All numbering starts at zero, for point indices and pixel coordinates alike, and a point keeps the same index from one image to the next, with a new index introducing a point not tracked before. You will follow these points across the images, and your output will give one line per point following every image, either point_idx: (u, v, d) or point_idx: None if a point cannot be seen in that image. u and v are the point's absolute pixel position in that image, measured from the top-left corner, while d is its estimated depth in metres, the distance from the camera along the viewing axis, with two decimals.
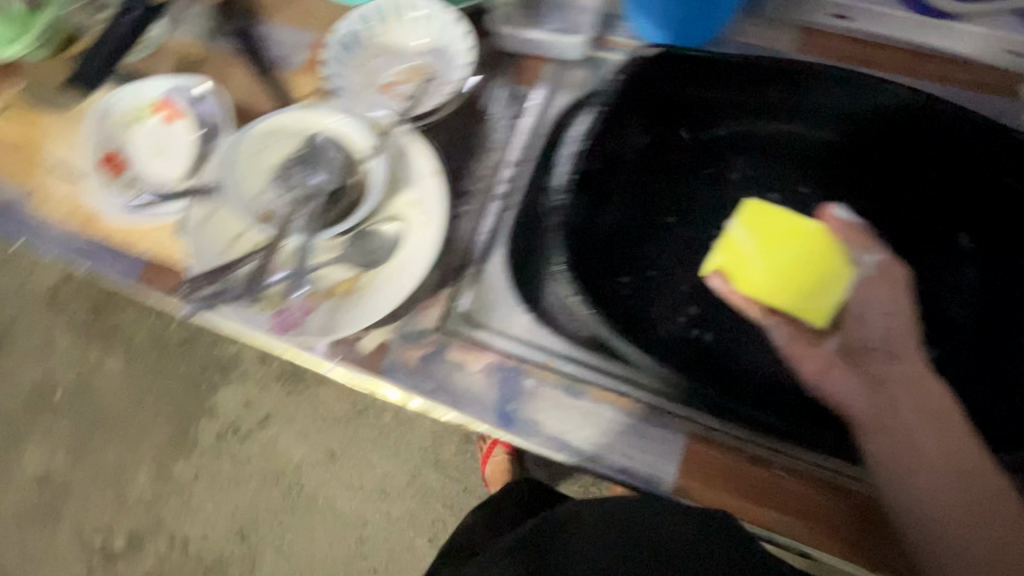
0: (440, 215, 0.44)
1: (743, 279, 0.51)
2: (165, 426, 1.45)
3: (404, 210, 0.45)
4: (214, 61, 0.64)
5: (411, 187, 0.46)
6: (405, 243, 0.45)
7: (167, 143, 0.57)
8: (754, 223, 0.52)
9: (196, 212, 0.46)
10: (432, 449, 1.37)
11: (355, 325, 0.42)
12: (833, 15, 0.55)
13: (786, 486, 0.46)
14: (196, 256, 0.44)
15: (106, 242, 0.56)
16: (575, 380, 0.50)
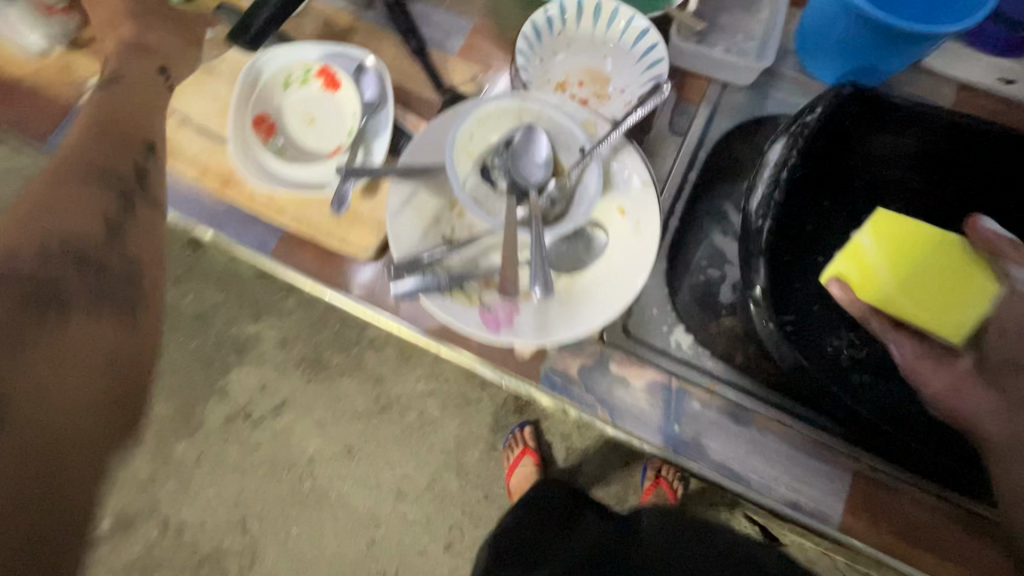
0: (652, 230, 0.43)
1: (872, 294, 0.44)
2: (154, 395, 1.20)
3: (610, 216, 0.44)
4: (362, 32, 0.60)
5: (619, 194, 0.44)
6: (611, 253, 0.43)
7: (328, 115, 0.54)
8: (886, 230, 0.44)
9: (398, 193, 0.43)
10: (455, 452, 1.16)
11: (570, 332, 0.41)
12: (999, 78, 0.56)
13: (951, 535, 0.46)
14: (398, 239, 0.42)
15: (249, 208, 0.53)
16: (740, 407, 0.49)
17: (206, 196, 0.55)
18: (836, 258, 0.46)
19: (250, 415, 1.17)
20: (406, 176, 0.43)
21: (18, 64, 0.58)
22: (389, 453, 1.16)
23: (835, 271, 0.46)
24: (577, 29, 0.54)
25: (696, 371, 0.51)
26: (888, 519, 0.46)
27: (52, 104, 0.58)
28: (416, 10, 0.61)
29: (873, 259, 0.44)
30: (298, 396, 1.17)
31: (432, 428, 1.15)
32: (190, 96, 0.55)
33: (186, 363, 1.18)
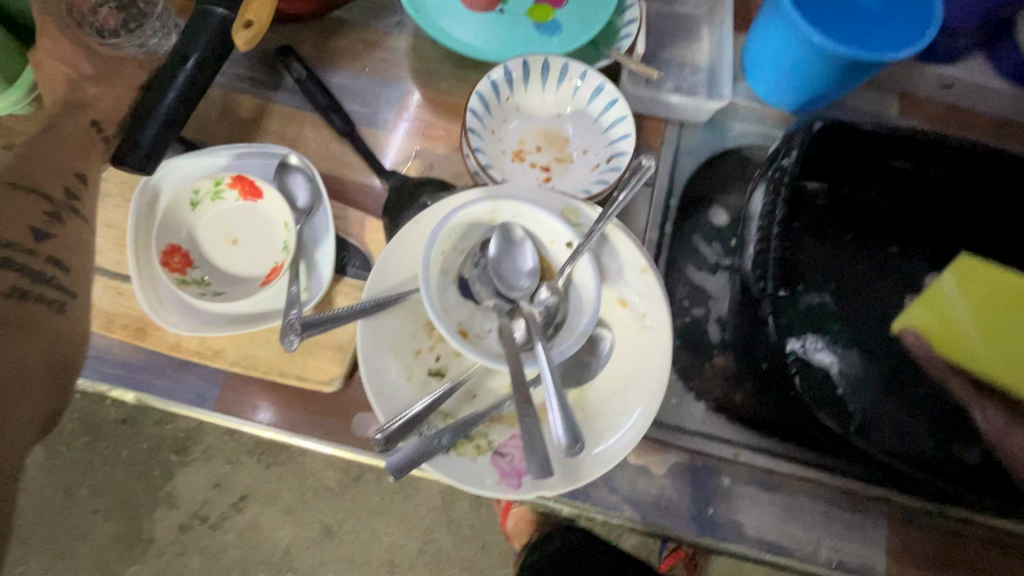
0: (662, 321, 0.38)
1: (952, 350, 0.46)
2: (81, 525, 0.99)
3: (612, 311, 0.39)
4: (276, 117, 0.52)
5: (615, 286, 0.39)
6: (620, 354, 0.39)
7: (253, 226, 0.45)
8: (969, 280, 0.46)
9: (369, 335, 0.36)
10: (442, 511, 1.03)
11: (600, 466, 0.36)
12: (935, 84, 0.57)
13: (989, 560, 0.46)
14: (381, 395, 0.35)
15: (176, 356, 0.44)
16: (767, 472, 0.47)
17: (118, 350, 0.45)
18: (915, 310, 0.48)
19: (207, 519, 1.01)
20: (376, 312, 0.36)
21: None
22: (372, 527, 1.02)
23: (911, 323, 0.48)
24: (527, 93, 0.49)
25: (715, 442, 0.47)
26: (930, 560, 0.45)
27: None
28: (334, 83, 0.54)
29: (957, 315, 0.45)
30: (264, 485, 1.01)
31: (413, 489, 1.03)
32: None
33: (119, 480, 1.00)
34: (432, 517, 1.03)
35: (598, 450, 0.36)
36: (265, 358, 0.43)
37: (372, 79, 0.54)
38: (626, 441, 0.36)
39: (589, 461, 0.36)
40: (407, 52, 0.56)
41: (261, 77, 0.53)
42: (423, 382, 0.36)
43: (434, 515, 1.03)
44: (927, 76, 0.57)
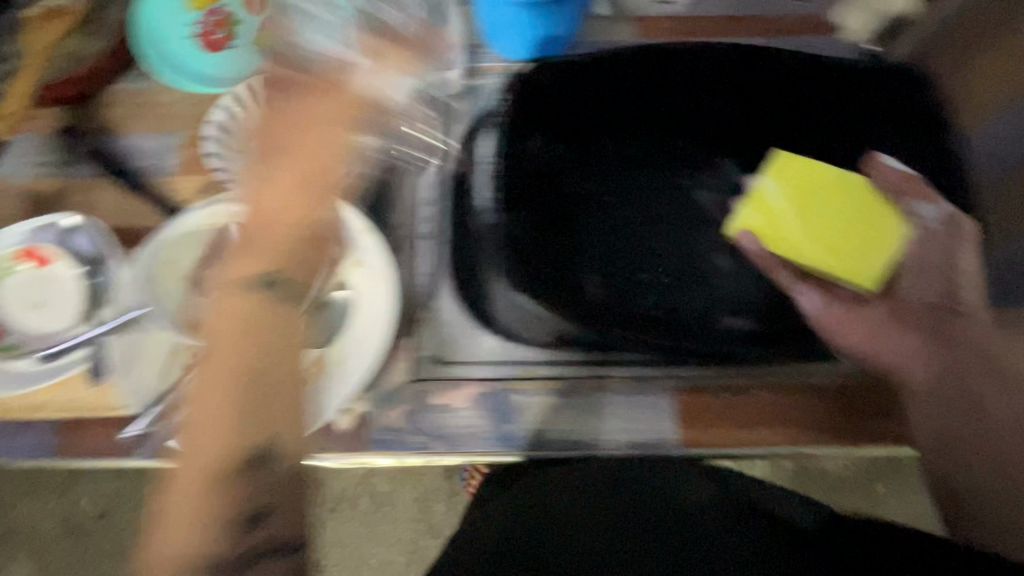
0: (389, 269, 0.44)
1: (773, 240, 0.59)
2: None
3: (350, 273, 0.44)
4: (75, 188, 0.58)
5: (348, 249, 0.44)
6: (356, 308, 0.44)
7: (49, 291, 0.51)
8: (785, 176, 0.59)
9: None
10: (421, 518, 1.00)
11: (338, 401, 0.43)
12: (656, 2, 0.63)
13: (765, 405, 0.51)
14: None
15: (8, 417, 0.49)
16: (556, 380, 0.52)
17: None
18: (746, 210, 0.60)
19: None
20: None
21: None
22: (357, 553, 0.99)
23: (741, 224, 0.60)
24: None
25: (508, 368, 0.53)
26: (713, 419, 0.50)
27: None
28: (120, 144, 0.59)
29: (780, 208, 0.59)
30: None
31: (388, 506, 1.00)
32: None
33: None
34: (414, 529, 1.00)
35: (337, 388, 0.43)
36: (78, 399, 0.49)
37: (150, 132, 0.59)
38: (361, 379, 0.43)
39: (328, 399, 0.43)
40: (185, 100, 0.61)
41: (53, 156, 0.58)
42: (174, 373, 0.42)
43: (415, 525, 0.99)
44: None
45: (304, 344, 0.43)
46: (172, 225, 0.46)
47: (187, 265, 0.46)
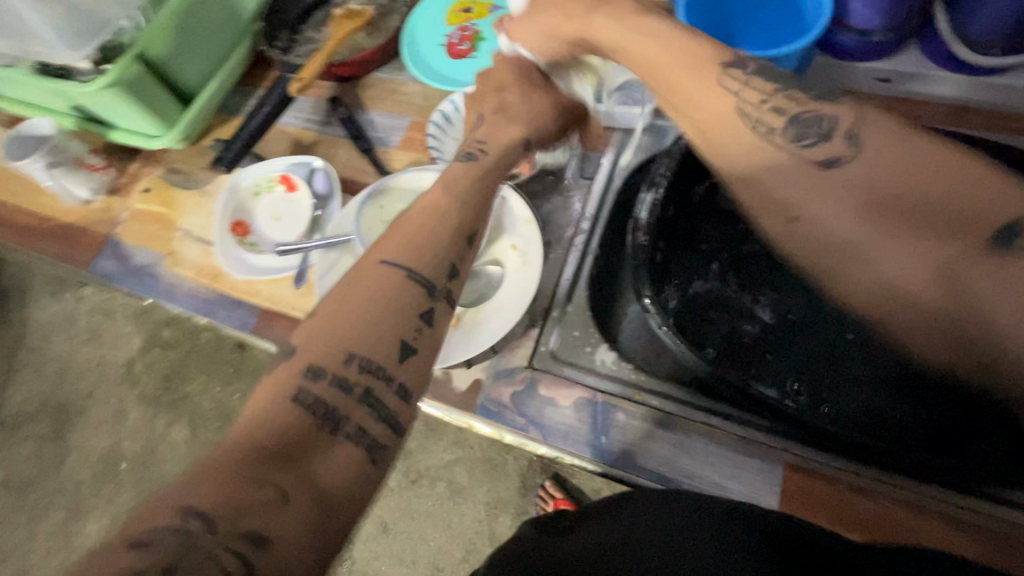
0: (538, 254, 0.55)
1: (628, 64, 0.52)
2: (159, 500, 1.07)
3: (504, 252, 0.56)
4: (325, 143, 0.74)
5: (508, 234, 0.56)
6: (504, 280, 0.55)
7: (288, 209, 0.66)
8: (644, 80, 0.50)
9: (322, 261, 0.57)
10: (485, 523, 1.03)
11: (465, 353, 0.52)
12: (878, 79, 0.61)
13: (889, 514, 0.47)
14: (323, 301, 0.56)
15: (233, 294, 0.65)
16: (662, 413, 0.52)
17: (202, 290, 0.67)
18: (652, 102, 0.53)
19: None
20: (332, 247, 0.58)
21: (71, 213, 0.77)
22: (421, 529, 1.04)
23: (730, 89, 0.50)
24: None
25: (620, 384, 0.54)
26: (818, 502, 0.49)
27: (92, 239, 0.74)
28: (363, 118, 0.74)
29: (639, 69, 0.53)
30: None
31: (463, 496, 1.05)
32: (192, 216, 0.71)
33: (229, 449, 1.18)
34: (479, 530, 1.03)
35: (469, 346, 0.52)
36: (277, 298, 0.63)
37: (390, 113, 0.74)
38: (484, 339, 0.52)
39: (458, 350, 0.52)
40: (421, 93, 0.74)
41: (319, 117, 0.75)
42: None
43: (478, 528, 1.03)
44: (866, 73, 0.61)
45: (452, 301, 0.55)
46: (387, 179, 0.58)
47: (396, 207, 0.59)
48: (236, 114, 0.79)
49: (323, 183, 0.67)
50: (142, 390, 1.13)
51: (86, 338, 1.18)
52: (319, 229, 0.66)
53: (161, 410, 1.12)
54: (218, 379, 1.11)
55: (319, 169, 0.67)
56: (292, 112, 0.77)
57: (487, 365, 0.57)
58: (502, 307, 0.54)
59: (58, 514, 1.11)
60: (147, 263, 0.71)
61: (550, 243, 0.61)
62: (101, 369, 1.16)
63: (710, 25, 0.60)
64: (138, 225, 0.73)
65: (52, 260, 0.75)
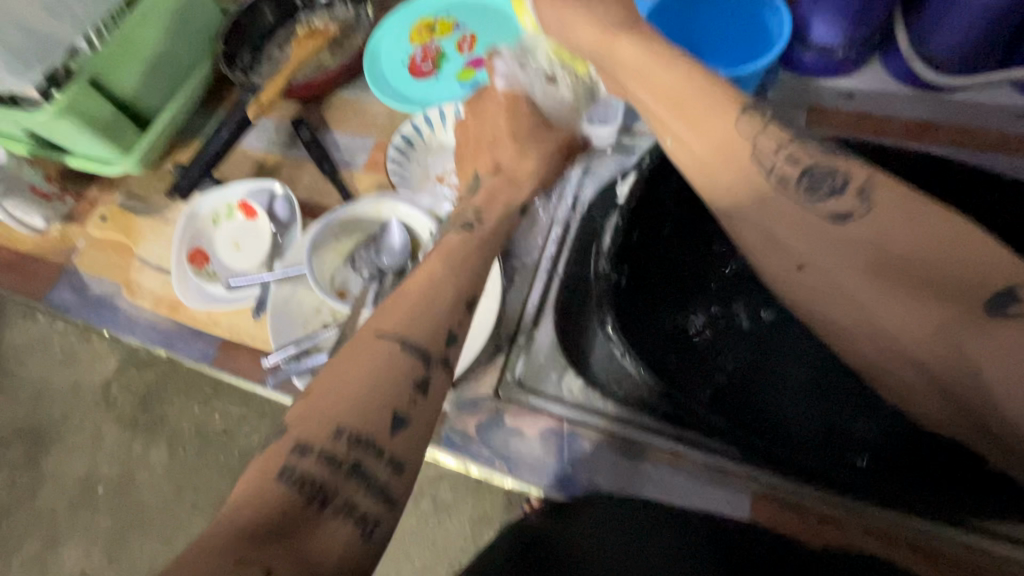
0: (498, 283, 0.54)
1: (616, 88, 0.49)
2: (128, 530, 0.98)
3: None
4: (289, 165, 0.72)
5: None
6: (465, 312, 0.54)
7: (247, 237, 0.65)
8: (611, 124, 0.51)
9: (278, 294, 0.57)
10: (471, 540, 0.89)
11: None
12: (840, 95, 0.61)
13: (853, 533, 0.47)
14: (281, 333, 0.56)
15: (194, 323, 0.63)
16: (628, 442, 0.52)
17: (161, 322, 0.65)
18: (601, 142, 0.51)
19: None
20: (289, 279, 0.58)
21: (27, 242, 0.74)
22: (405, 547, 0.90)
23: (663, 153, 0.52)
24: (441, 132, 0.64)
25: (585, 413, 0.53)
26: (789, 531, 0.48)
27: (49, 269, 0.72)
28: (327, 139, 0.72)
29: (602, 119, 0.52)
30: None
31: (447, 512, 0.90)
32: (151, 244, 0.69)
33: (156, 484, 0.98)
34: (462, 547, 0.89)
35: None
36: (238, 329, 0.61)
37: (354, 135, 0.72)
38: None
39: None
40: (386, 112, 0.73)
41: (283, 138, 0.74)
42: (315, 325, 0.56)
43: (465, 546, 0.89)
44: (829, 90, 0.60)
45: None
46: (345, 208, 0.57)
47: (353, 237, 0.58)
48: (199, 136, 0.78)
49: (283, 210, 0.65)
50: (96, 414, 1.03)
51: (57, 360, 1.06)
52: (280, 257, 0.64)
53: (115, 434, 1.01)
54: (194, 399, 0.99)
55: (279, 194, 0.66)
56: (254, 133, 0.75)
57: (452, 396, 0.56)
58: (463, 341, 0.53)
59: (34, 543, 1.01)
60: (107, 293, 0.69)
61: (515, 269, 0.60)
62: (50, 392, 1.05)
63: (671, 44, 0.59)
64: (95, 254, 0.71)
65: (7, 291, 0.72)
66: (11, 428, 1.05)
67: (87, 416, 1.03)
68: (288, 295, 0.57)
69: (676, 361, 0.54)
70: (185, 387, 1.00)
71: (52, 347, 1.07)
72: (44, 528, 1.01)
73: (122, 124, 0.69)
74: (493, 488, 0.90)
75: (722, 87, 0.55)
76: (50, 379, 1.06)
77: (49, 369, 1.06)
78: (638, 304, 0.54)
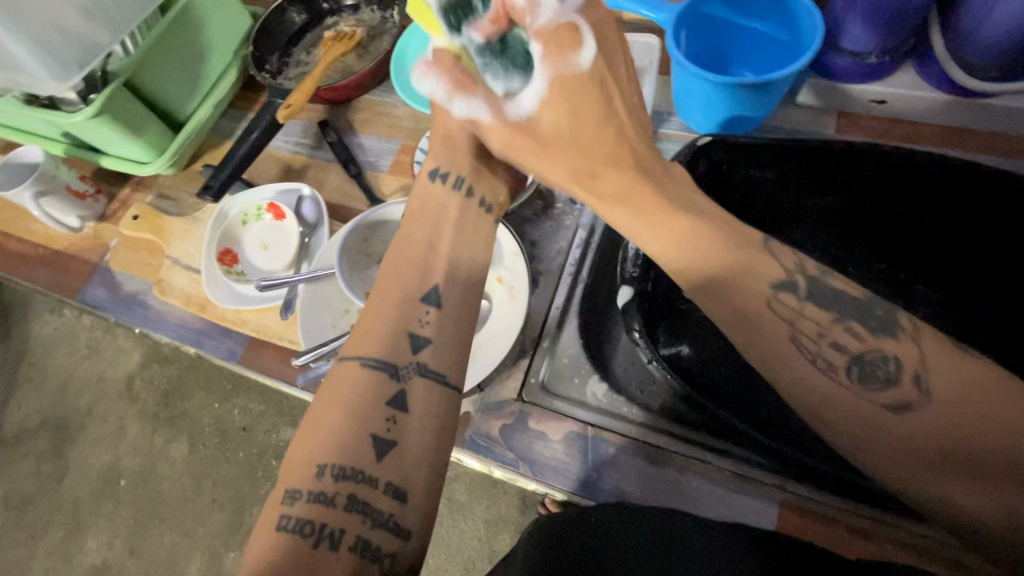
0: (525, 285, 0.54)
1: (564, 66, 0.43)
2: (149, 523, 0.99)
3: (492, 285, 0.56)
4: (315, 167, 0.73)
5: (495, 265, 0.56)
6: (492, 314, 0.55)
7: (275, 238, 0.66)
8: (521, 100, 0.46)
9: (306, 293, 0.58)
10: (485, 542, 0.89)
11: None
12: (872, 101, 0.60)
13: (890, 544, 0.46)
14: (310, 332, 0.57)
15: (222, 322, 0.65)
16: (655, 447, 0.51)
17: (190, 319, 0.67)
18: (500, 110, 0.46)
19: (248, 531, 0.97)
20: (317, 279, 0.58)
21: (61, 240, 0.76)
22: None
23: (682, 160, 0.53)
24: None
25: (610, 417, 0.53)
26: (821, 544, 0.47)
27: (82, 267, 0.74)
28: (352, 142, 0.73)
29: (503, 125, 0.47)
30: None
31: (462, 513, 0.90)
32: (180, 244, 0.71)
33: (179, 478, 0.99)
34: (477, 549, 0.89)
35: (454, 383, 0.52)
36: (264, 328, 0.62)
37: (379, 137, 0.73)
38: (468, 377, 0.52)
39: None
40: (410, 115, 0.74)
41: (309, 141, 0.75)
42: (343, 324, 0.57)
43: (479, 548, 0.89)
44: (861, 95, 0.60)
45: None
46: (375, 209, 0.58)
47: (380, 239, 0.59)
48: (228, 138, 0.79)
49: (310, 211, 0.67)
50: (121, 408, 1.05)
51: (86, 355, 1.09)
52: (307, 257, 0.66)
53: (138, 428, 1.03)
54: (216, 395, 1.01)
55: (307, 196, 0.67)
56: (281, 136, 0.76)
57: (476, 398, 0.56)
58: (489, 343, 0.53)
59: (59, 533, 1.03)
60: (138, 290, 0.70)
61: (539, 272, 0.61)
62: (78, 386, 1.08)
63: (698, 48, 0.59)
64: (127, 252, 0.73)
65: (42, 287, 0.74)
66: (41, 420, 1.08)
67: (112, 410, 1.05)
68: (317, 294, 0.58)
69: (704, 369, 0.53)
70: (207, 383, 1.02)
71: (81, 343, 1.10)
72: (68, 518, 1.03)
73: (155, 127, 0.71)
74: (509, 491, 0.90)
75: (751, 92, 0.55)
76: (79, 373, 1.09)
77: (78, 364, 1.09)
78: (665, 310, 0.54)
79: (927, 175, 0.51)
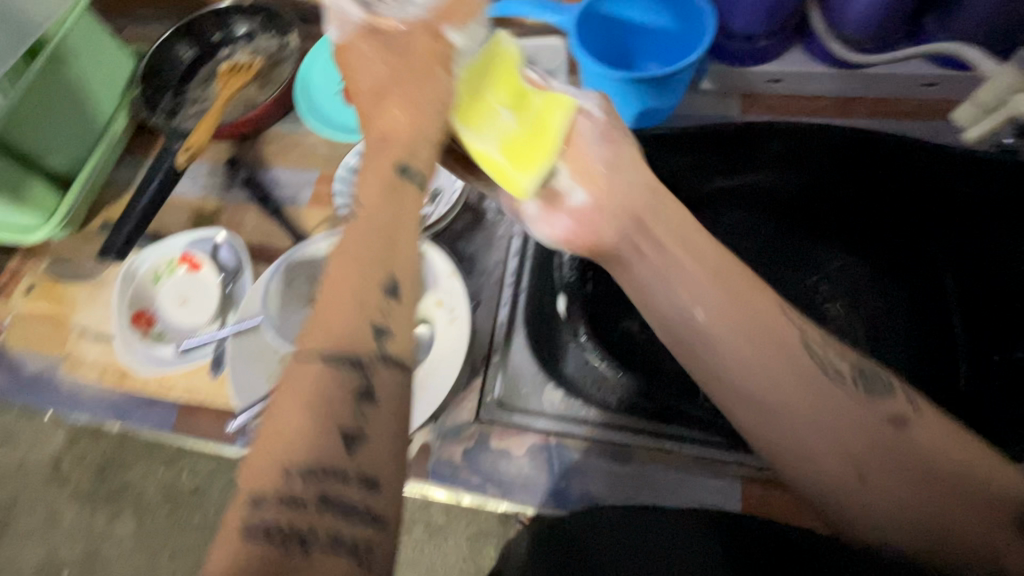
0: (465, 307, 0.53)
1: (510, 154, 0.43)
2: None
3: (431, 309, 0.54)
4: (229, 209, 0.69)
5: (432, 290, 0.55)
6: (436, 339, 0.53)
7: (194, 291, 0.62)
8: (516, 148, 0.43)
9: (236, 347, 0.54)
10: (470, 561, 0.86)
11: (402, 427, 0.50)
12: (768, 81, 0.63)
13: None
14: (245, 388, 0.53)
15: (147, 389, 0.60)
16: (619, 445, 0.52)
17: (110, 392, 0.61)
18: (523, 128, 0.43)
19: None
20: (244, 331, 0.55)
21: None
22: None
23: None
24: None
25: (570, 422, 0.53)
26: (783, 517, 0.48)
27: None
28: (265, 177, 0.70)
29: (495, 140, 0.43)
30: None
31: (442, 535, 0.88)
32: (86, 311, 0.65)
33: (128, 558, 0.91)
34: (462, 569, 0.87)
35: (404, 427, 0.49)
36: (194, 389, 0.58)
37: (294, 169, 0.70)
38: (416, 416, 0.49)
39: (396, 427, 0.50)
40: (324, 143, 0.71)
41: (218, 181, 0.71)
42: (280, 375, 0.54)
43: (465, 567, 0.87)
44: (758, 76, 0.63)
45: None
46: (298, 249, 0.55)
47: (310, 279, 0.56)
48: (127, 189, 0.73)
49: (229, 257, 0.62)
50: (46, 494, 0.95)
51: None
52: (231, 306, 0.61)
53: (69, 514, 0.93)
54: (155, 463, 0.93)
55: (223, 242, 0.63)
56: (187, 180, 0.72)
57: (433, 425, 0.55)
58: (437, 370, 0.52)
59: None
60: (44, 369, 0.64)
61: (478, 287, 0.60)
62: None
63: (599, 47, 0.61)
64: (25, 329, 0.66)
65: None
66: None
67: (36, 499, 0.95)
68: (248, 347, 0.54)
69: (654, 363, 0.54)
70: (142, 453, 0.94)
71: None
72: None
73: (39, 190, 0.64)
74: None
75: (655, 87, 0.57)
76: None
77: None
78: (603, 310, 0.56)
79: (821, 147, 0.56)
